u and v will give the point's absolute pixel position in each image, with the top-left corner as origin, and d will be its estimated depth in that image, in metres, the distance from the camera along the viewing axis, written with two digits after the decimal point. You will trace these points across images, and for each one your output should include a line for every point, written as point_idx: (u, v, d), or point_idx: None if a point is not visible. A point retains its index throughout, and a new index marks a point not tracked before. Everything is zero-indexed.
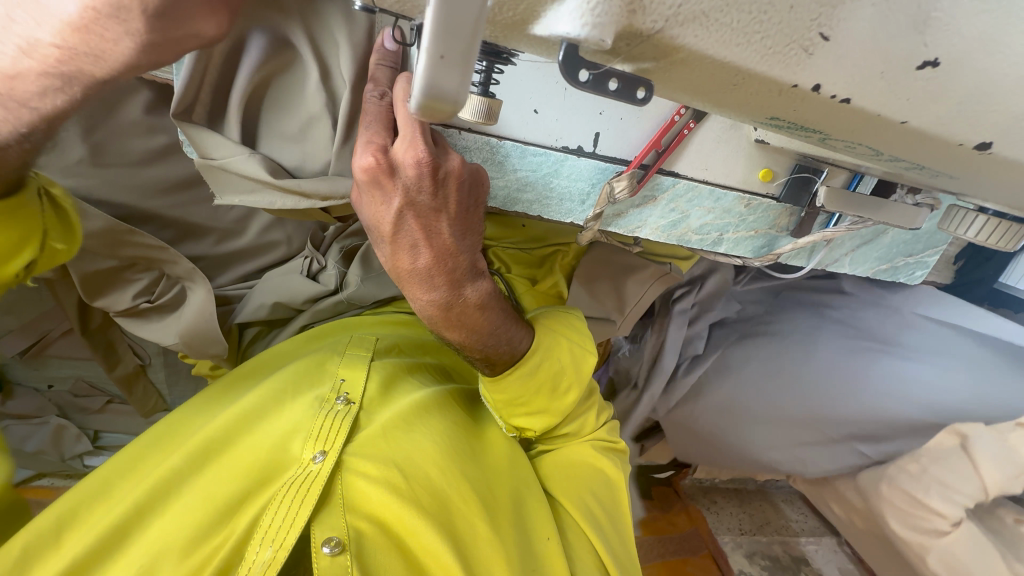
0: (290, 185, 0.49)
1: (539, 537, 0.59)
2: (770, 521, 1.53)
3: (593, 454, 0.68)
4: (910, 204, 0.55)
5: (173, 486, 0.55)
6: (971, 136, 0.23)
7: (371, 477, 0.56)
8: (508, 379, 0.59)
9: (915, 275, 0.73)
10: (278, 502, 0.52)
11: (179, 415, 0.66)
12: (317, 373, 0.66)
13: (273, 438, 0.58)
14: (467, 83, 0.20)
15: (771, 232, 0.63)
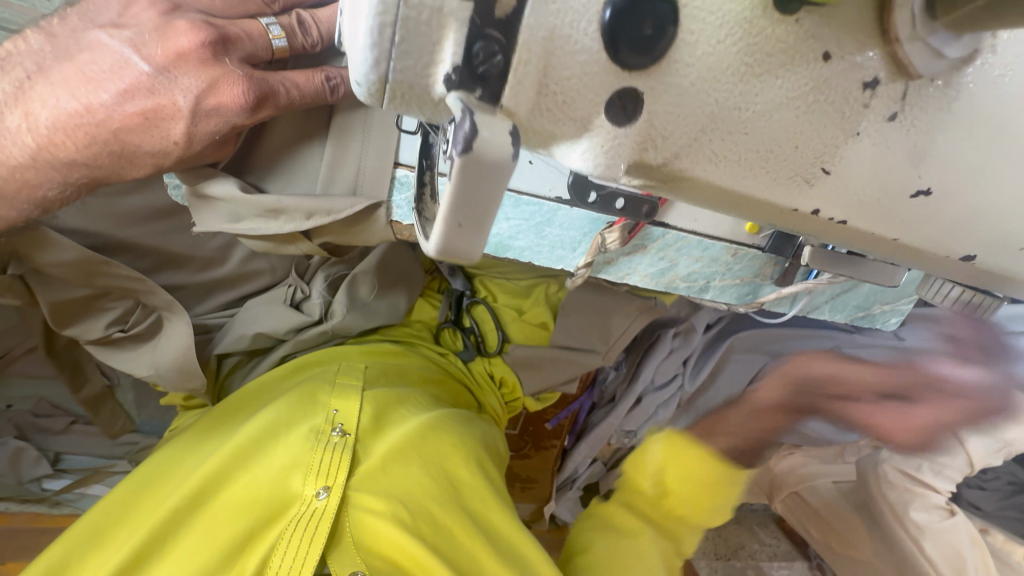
0: (270, 204, 0.43)
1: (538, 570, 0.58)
2: (744, 545, 1.56)
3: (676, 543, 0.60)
4: (887, 262, 0.56)
5: (171, 531, 0.53)
6: (959, 250, 0.24)
7: (378, 512, 0.55)
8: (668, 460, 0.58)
9: (890, 321, 0.75)
10: (286, 543, 0.51)
11: (160, 459, 0.63)
12: (309, 404, 0.65)
13: (270, 474, 0.57)
14: (485, 243, 0.20)
15: (757, 281, 0.65)
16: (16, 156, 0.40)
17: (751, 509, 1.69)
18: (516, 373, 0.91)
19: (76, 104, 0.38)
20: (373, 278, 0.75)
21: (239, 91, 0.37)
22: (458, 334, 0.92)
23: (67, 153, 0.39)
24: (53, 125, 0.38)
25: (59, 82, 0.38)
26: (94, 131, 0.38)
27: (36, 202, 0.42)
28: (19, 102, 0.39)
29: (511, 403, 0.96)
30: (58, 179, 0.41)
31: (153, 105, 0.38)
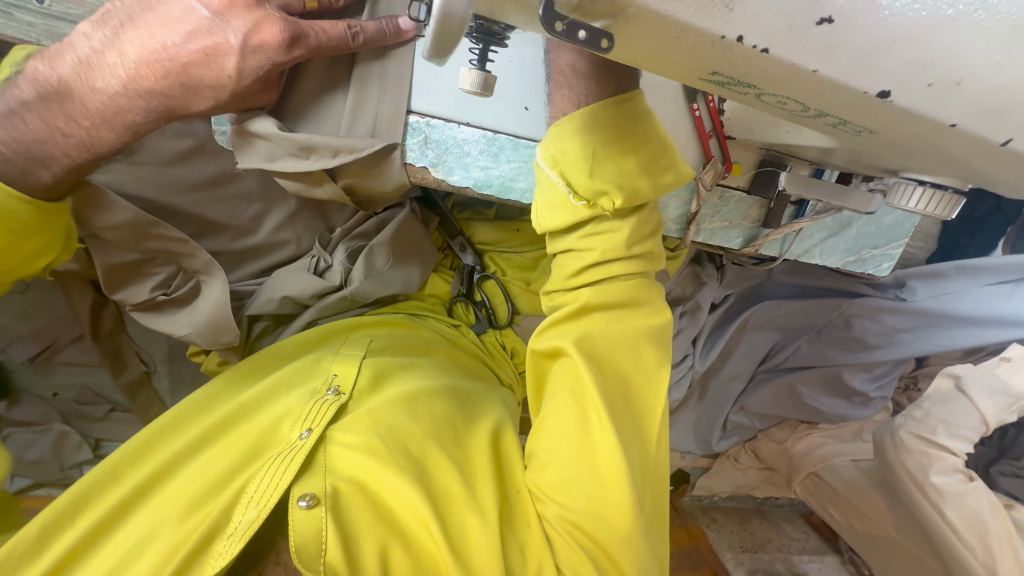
0: (301, 142, 0.50)
1: (520, 509, 0.58)
2: (771, 538, 1.53)
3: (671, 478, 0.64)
4: (864, 190, 0.60)
5: (172, 468, 0.58)
6: (872, 85, 0.29)
7: (351, 446, 0.57)
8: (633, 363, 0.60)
9: (882, 266, 0.78)
10: (263, 473, 0.55)
11: (182, 407, 0.66)
12: (311, 369, 0.69)
13: (265, 422, 0.61)
14: (470, 5, 0.27)
15: (745, 223, 0.70)
16: (110, 87, 0.47)
17: (778, 504, 1.66)
18: (526, 342, 0.96)
19: (153, 42, 0.45)
20: (388, 249, 0.81)
21: (278, 30, 0.45)
22: (470, 308, 0.97)
23: (148, 85, 0.46)
24: (138, 60, 0.46)
25: (144, 28, 0.45)
26: (167, 68, 0.46)
27: (128, 129, 0.49)
28: (113, 46, 0.46)
29: (524, 375, 1.00)
30: (142, 112, 0.48)
31: (209, 45, 0.45)
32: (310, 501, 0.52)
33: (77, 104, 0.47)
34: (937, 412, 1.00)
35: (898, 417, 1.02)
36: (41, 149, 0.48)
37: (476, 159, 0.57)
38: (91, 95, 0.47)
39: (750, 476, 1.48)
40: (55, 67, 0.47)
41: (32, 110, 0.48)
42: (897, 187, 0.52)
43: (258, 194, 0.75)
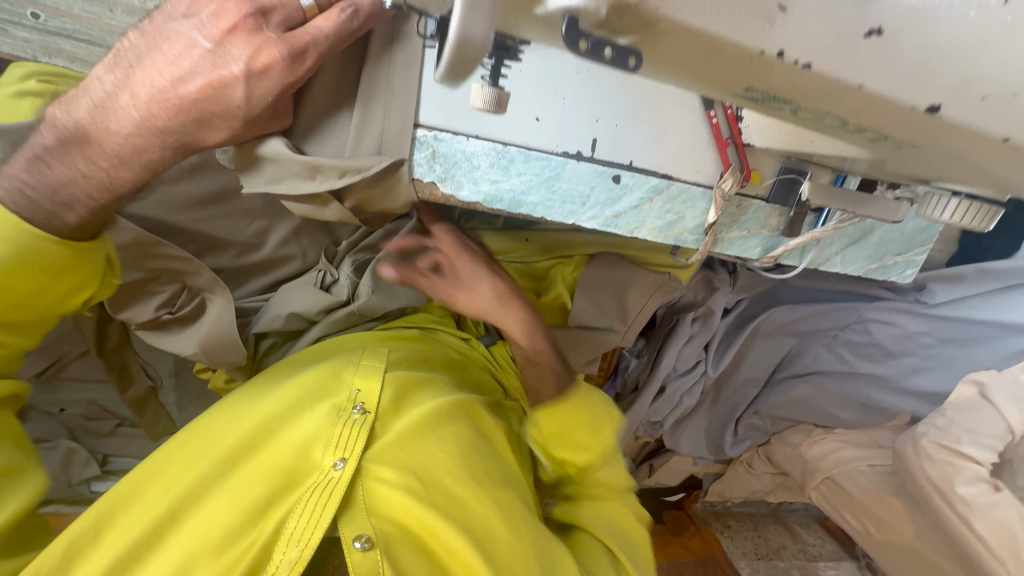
0: (307, 162, 0.48)
1: (553, 543, 0.59)
2: (787, 545, 1.50)
3: (632, 518, 0.71)
4: (890, 198, 0.57)
5: (200, 492, 0.55)
6: (921, 99, 0.27)
7: (390, 482, 0.57)
8: (559, 409, 0.73)
9: (906, 274, 0.76)
10: (302, 506, 0.53)
11: (197, 424, 0.64)
12: (332, 383, 0.67)
13: (294, 443, 0.59)
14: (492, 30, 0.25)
15: (763, 232, 0.67)
16: (126, 128, 0.47)
17: (791, 509, 1.63)
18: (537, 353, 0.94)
19: (163, 79, 0.45)
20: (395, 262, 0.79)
21: (277, 52, 0.43)
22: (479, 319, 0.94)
23: (160, 122, 0.47)
24: (151, 99, 0.46)
25: (151, 67, 0.45)
26: (170, 102, 0.45)
27: (145, 164, 0.50)
28: (128, 87, 0.46)
29: None
30: (155, 149, 0.49)
31: (211, 80, 0.44)
32: (365, 542, 0.51)
33: (96, 144, 0.49)
34: (961, 420, 0.94)
35: (920, 425, 0.99)
36: (68, 194, 0.50)
37: (486, 174, 0.56)
38: (109, 134, 0.48)
39: (765, 482, 1.45)
40: (73, 112, 0.49)
41: (54, 152, 0.49)
42: (931, 197, 0.49)
43: (262, 210, 0.73)
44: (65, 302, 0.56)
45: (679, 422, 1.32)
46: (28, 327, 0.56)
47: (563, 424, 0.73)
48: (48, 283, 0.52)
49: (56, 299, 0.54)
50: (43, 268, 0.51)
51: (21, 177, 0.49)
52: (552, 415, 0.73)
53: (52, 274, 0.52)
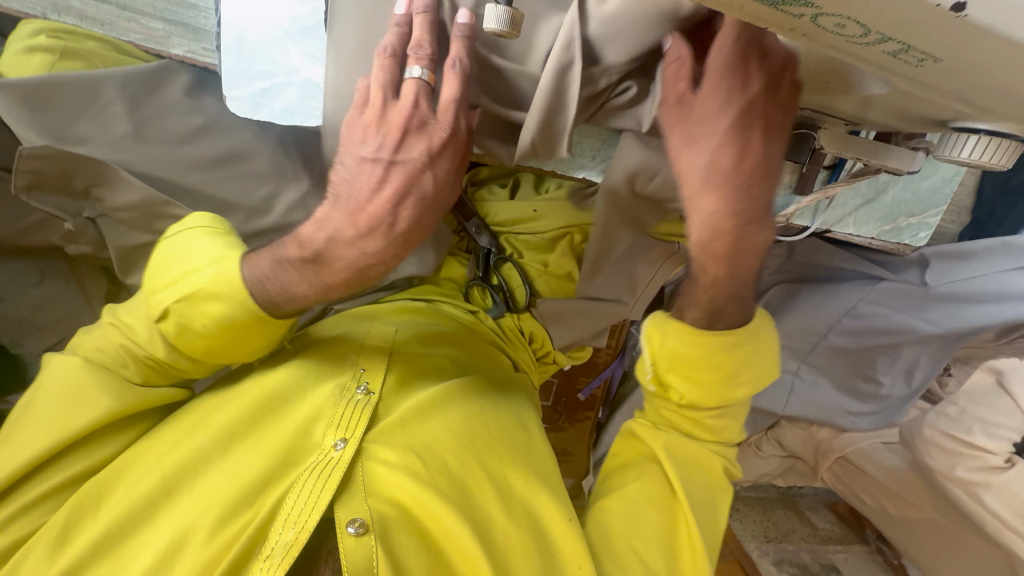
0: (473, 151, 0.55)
1: (552, 523, 0.58)
2: (796, 528, 1.48)
3: (717, 472, 0.63)
4: (906, 147, 0.58)
5: (195, 468, 0.52)
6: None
7: (392, 464, 0.55)
8: (706, 338, 0.57)
9: (918, 237, 0.74)
10: (299, 487, 0.50)
11: (202, 402, 0.59)
12: (337, 361, 0.64)
13: (296, 421, 0.56)
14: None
15: (776, 190, 0.66)
16: (351, 254, 0.48)
17: (800, 494, 1.61)
18: (544, 326, 0.94)
19: (372, 198, 0.47)
20: None
21: (440, 136, 0.47)
22: (486, 292, 0.94)
23: (377, 241, 0.48)
24: (362, 221, 0.47)
25: (351, 193, 0.48)
26: (388, 230, 0.48)
27: (363, 277, 0.49)
28: (334, 213, 0.48)
29: (543, 360, 0.99)
30: (388, 255, 0.49)
31: (401, 180, 0.48)
32: (360, 527, 0.49)
33: (334, 265, 0.48)
34: (974, 410, 0.91)
35: (930, 414, 0.97)
36: (276, 284, 0.49)
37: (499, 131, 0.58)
38: (350, 246, 0.48)
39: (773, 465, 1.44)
40: (310, 240, 0.48)
41: (291, 271, 0.49)
42: (953, 137, 0.49)
43: None
44: (250, 358, 0.56)
45: None
46: (210, 365, 0.57)
47: (677, 350, 0.58)
48: (240, 346, 0.52)
49: (252, 355, 0.55)
50: (242, 333, 0.51)
51: (262, 271, 0.49)
52: (680, 347, 0.58)
53: (250, 339, 0.52)
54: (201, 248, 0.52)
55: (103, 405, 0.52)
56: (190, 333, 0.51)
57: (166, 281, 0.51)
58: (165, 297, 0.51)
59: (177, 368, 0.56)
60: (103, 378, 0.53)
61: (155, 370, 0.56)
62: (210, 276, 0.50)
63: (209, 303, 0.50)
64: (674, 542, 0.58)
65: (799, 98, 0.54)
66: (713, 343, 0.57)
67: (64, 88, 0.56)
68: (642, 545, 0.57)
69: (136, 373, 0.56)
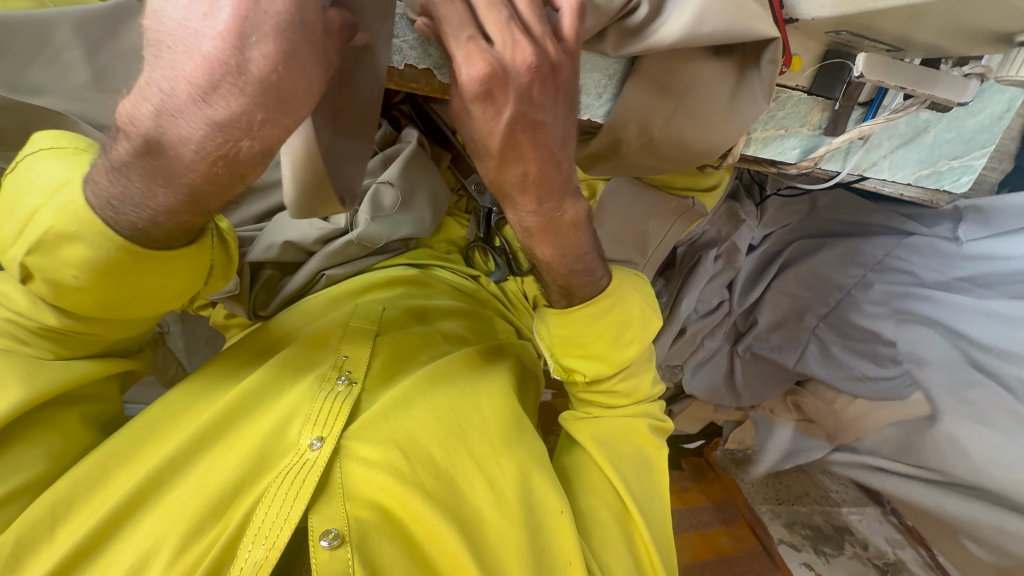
0: None
1: (547, 512, 0.59)
2: (809, 490, 1.44)
3: (646, 434, 0.70)
4: (957, 74, 0.51)
5: (167, 476, 0.52)
6: None
7: (370, 461, 0.55)
8: (576, 315, 0.64)
9: (960, 181, 0.68)
10: (272, 495, 0.51)
11: (176, 395, 0.61)
12: (317, 350, 0.65)
13: (269, 424, 0.57)
14: None
15: (803, 131, 0.60)
16: (199, 127, 0.35)
17: None
18: None
19: (206, 56, 0.33)
20: (397, 187, 0.75)
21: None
22: (489, 254, 0.91)
23: (237, 128, 0.35)
24: (206, 87, 0.34)
25: (181, 33, 0.33)
26: (240, 80, 0.33)
27: (235, 165, 0.37)
28: (169, 70, 0.34)
29: None
30: (256, 120, 0.35)
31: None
32: (334, 540, 0.49)
33: (184, 155, 0.37)
34: None
35: None
36: (156, 202, 0.41)
37: None
38: (188, 132, 0.36)
39: (787, 430, 1.41)
40: (138, 120, 0.37)
41: (140, 171, 0.39)
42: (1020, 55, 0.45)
43: None
44: (171, 299, 0.51)
45: (700, 364, 1.27)
46: (119, 323, 0.53)
47: (570, 326, 0.65)
48: (143, 290, 0.48)
49: (162, 296, 0.50)
50: (124, 275, 0.46)
51: (110, 184, 0.42)
52: (567, 321, 0.65)
53: (143, 279, 0.47)
54: (45, 177, 0.46)
55: (14, 394, 0.49)
56: (67, 289, 0.47)
57: (17, 232, 0.46)
58: (18, 250, 0.46)
59: (82, 331, 0.53)
60: (12, 361, 0.50)
61: (65, 341, 0.53)
62: (55, 214, 0.44)
63: (69, 245, 0.44)
64: (632, 533, 0.62)
65: (834, 19, 0.47)
66: (589, 311, 0.64)
67: (12, 29, 0.50)
68: (602, 532, 0.61)
69: (43, 349, 0.53)
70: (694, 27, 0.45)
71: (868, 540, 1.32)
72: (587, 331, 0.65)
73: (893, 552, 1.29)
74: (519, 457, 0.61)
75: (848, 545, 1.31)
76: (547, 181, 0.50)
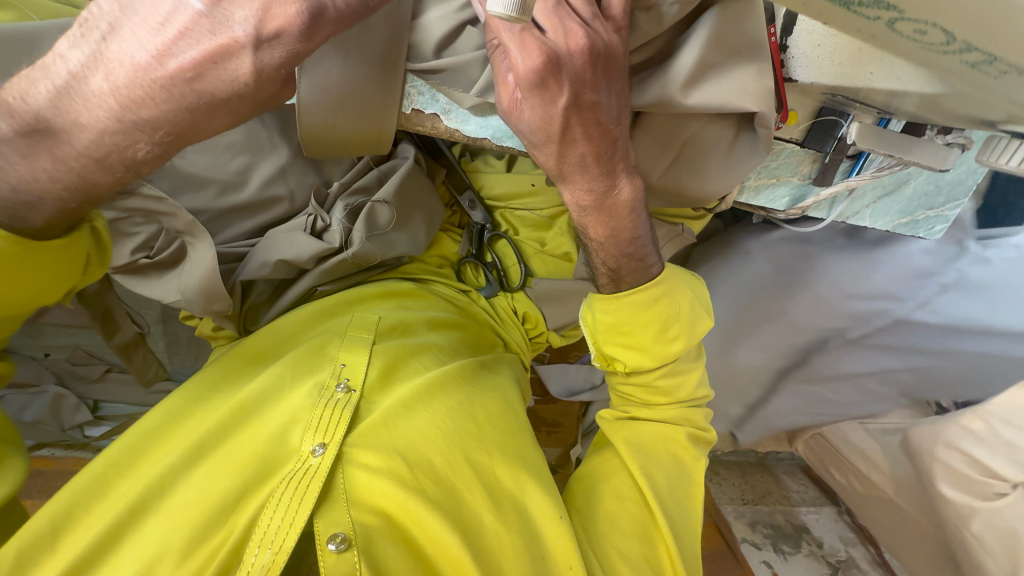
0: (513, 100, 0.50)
1: (538, 518, 0.61)
2: (773, 491, 1.53)
3: (685, 444, 0.70)
4: (940, 143, 0.53)
5: (168, 483, 0.53)
6: None
7: (373, 469, 0.56)
8: (621, 301, 0.62)
9: (935, 229, 0.71)
10: (276, 500, 0.52)
11: (179, 401, 0.62)
12: (317, 358, 0.66)
13: (270, 430, 0.58)
14: None
15: (793, 180, 0.62)
16: (100, 119, 0.41)
17: (779, 457, 1.66)
18: (539, 307, 0.91)
19: (148, 56, 0.39)
20: (392, 205, 0.74)
21: (293, 11, 0.39)
22: (480, 269, 0.92)
23: (146, 116, 0.41)
24: (131, 83, 0.40)
25: (128, 34, 0.39)
26: (157, 87, 0.40)
27: (127, 165, 0.44)
28: (99, 66, 0.40)
29: (534, 340, 0.96)
30: (161, 130, 0.42)
31: (217, 44, 0.39)
32: (341, 543, 0.51)
33: (75, 141, 0.42)
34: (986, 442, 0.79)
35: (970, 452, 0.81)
36: (30, 193, 0.44)
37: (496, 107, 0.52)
38: (83, 128, 0.42)
39: None
40: (32, 96, 0.41)
41: (34, 147, 0.43)
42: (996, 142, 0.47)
43: (244, 144, 0.67)
44: (49, 296, 0.52)
45: None
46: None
47: (616, 316, 0.63)
48: (21, 286, 0.48)
49: (44, 292, 0.50)
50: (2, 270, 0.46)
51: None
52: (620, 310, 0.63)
53: (12, 275, 0.46)
54: None
55: None
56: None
57: None
58: None
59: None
60: None
61: None
62: None
63: None
64: (650, 530, 0.64)
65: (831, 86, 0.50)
66: (644, 296, 0.62)
67: None
68: (616, 538, 0.63)
69: None
70: (682, 96, 0.48)
71: (823, 538, 1.42)
72: (630, 318, 0.63)
73: (845, 550, 1.39)
74: (516, 465, 0.63)
75: (805, 544, 1.40)
76: (602, 162, 0.52)
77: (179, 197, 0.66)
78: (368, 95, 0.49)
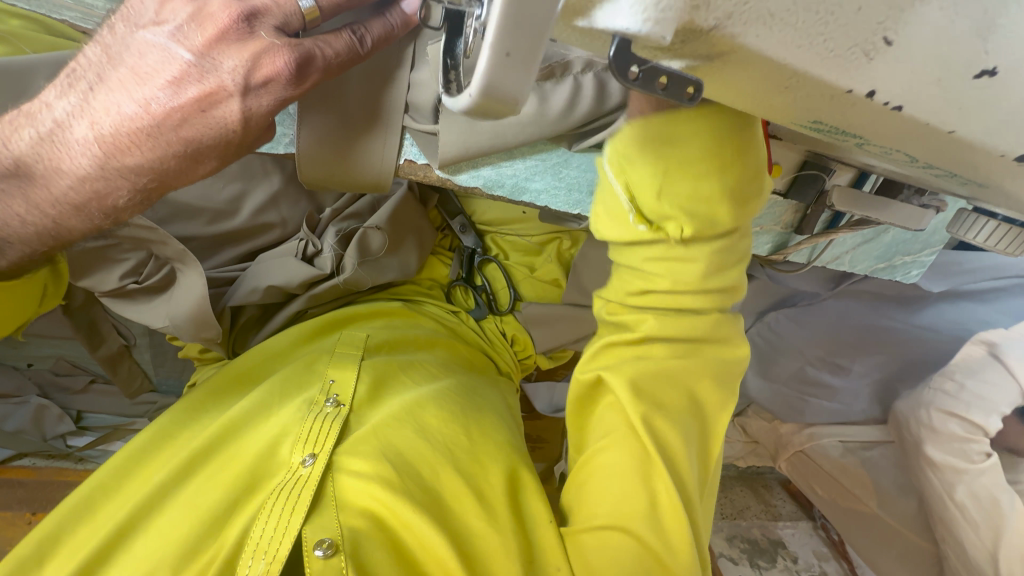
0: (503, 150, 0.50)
1: (535, 522, 0.54)
2: (751, 505, 1.56)
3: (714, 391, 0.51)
4: (916, 205, 0.55)
5: (157, 500, 0.54)
6: (1013, 148, 0.24)
7: (361, 475, 0.54)
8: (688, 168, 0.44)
9: (910, 274, 0.74)
10: (267, 511, 0.50)
11: (168, 422, 0.63)
12: (307, 375, 0.67)
13: (259, 445, 0.57)
14: (526, 85, 0.21)
15: (775, 229, 0.64)
16: (83, 166, 0.42)
17: (758, 472, 1.69)
18: (527, 330, 0.91)
19: (136, 108, 0.40)
20: (384, 232, 0.74)
21: (282, 61, 0.39)
22: (470, 292, 0.92)
23: (137, 164, 0.42)
24: (118, 132, 0.41)
25: (113, 86, 0.40)
26: (151, 139, 0.41)
27: (109, 211, 0.45)
28: (86, 115, 0.41)
29: (523, 361, 0.96)
30: (147, 175, 0.43)
31: (204, 92, 0.40)
32: (327, 548, 0.47)
33: (55, 186, 0.43)
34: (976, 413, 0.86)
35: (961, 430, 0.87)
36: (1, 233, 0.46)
37: (487, 156, 0.51)
38: (62, 173, 0.43)
39: None
40: (14, 143, 0.42)
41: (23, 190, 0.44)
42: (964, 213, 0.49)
43: (237, 174, 0.68)
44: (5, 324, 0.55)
45: None
46: None
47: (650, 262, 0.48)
48: None
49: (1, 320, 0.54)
50: None
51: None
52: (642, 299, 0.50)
53: None
54: None
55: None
56: None
57: None
58: None
59: None
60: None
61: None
62: None
63: None
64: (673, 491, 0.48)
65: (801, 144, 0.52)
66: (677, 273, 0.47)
67: None
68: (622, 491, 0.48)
69: None
70: None
71: (798, 553, 1.45)
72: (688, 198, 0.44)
73: (819, 564, 1.42)
74: (506, 472, 0.59)
75: (780, 559, 1.43)
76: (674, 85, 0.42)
77: (171, 224, 0.67)
78: (359, 127, 0.49)
